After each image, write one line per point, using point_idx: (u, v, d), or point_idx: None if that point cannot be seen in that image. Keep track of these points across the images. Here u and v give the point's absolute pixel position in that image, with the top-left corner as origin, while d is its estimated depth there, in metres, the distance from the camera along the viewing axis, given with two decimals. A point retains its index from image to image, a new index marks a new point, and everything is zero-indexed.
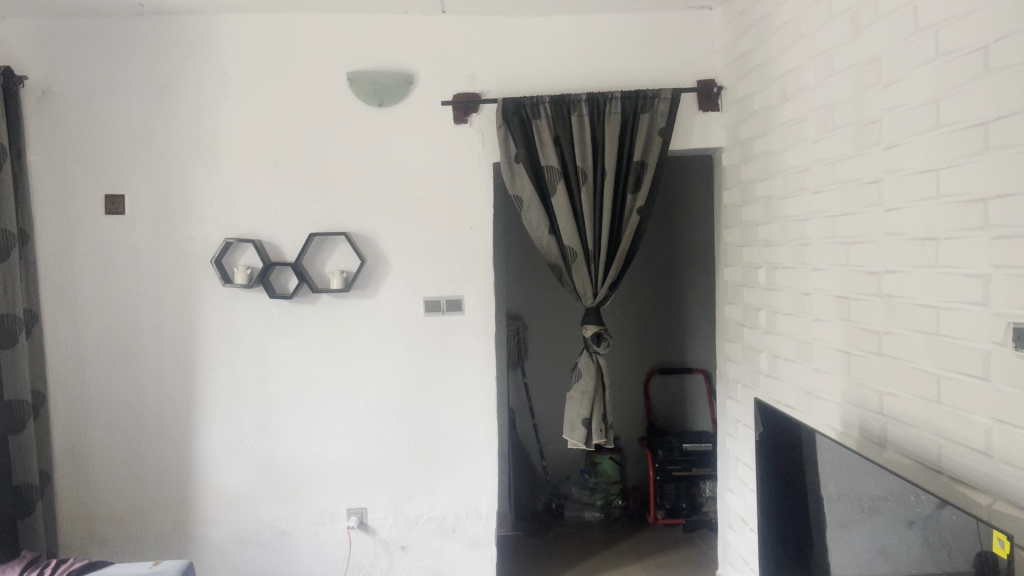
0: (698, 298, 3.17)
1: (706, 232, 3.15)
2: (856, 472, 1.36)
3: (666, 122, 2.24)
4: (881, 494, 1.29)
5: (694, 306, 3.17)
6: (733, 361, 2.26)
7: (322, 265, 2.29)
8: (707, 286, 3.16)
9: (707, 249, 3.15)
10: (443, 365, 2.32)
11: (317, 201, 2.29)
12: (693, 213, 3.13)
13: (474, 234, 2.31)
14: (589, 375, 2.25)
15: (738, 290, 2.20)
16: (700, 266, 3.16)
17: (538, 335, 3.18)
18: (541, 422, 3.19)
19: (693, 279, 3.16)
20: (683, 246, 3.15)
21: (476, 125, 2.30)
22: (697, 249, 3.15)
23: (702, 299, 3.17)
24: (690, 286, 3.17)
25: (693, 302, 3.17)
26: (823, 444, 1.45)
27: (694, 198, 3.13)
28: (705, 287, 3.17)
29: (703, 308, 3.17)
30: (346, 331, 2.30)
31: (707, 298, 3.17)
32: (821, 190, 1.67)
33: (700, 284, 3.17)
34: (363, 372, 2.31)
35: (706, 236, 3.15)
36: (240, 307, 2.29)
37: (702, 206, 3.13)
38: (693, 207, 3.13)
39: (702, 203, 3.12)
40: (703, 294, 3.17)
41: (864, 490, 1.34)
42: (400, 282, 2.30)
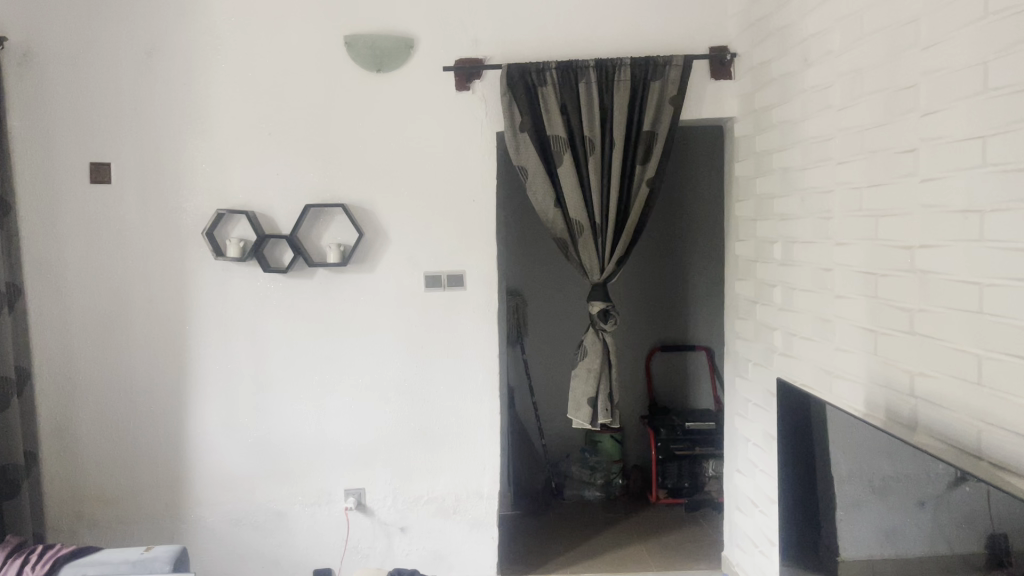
0: (702, 274, 3.10)
1: (711, 206, 3.07)
2: (884, 456, 1.29)
3: (677, 90, 2.15)
4: (912, 479, 1.22)
5: (698, 283, 3.10)
6: (744, 339, 2.19)
7: (318, 238, 2.20)
8: (711, 261, 3.10)
9: (712, 223, 3.07)
10: (444, 342, 2.24)
11: (313, 171, 2.19)
12: (698, 187, 3.06)
13: (477, 206, 2.23)
14: (595, 353, 2.18)
15: (751, 265, 2.13)
16: (704, 241, 3.09)
17: (539, 311, 3.10)
18: (540, 399, 3.13)
19: (697, 255, 3.09)
20: (687, 221, 3.08)
21: (479, 92, 2.21)
22: (702, 223, 3.08)
23: (706, 275, 3.10)
24: (694, 262, 3.09)
25: (696, 278, 3.10)
26: (850, 427, 1.38)
27: (700, 171, 3.05)
28: (709, 262, 3.10)
29: (706, 284, 3.10)
30: (344, 306, 2.22)
31: (711, 274, 3.10)
32: (847, 161, 1.60)
33: (704, 259, 3.09)
34: (361, 349, 2.23)
35: (711, 210, 3.07)
36: (233, 282, 2.20)
37: (708, 179, 3.05)
38: (698, 181, 3.05)
39: (707, 177, 3.05)
40: (707, 270, 3.10)
41: (894, 475, 1.27)
42: (400, 256, 2.22)
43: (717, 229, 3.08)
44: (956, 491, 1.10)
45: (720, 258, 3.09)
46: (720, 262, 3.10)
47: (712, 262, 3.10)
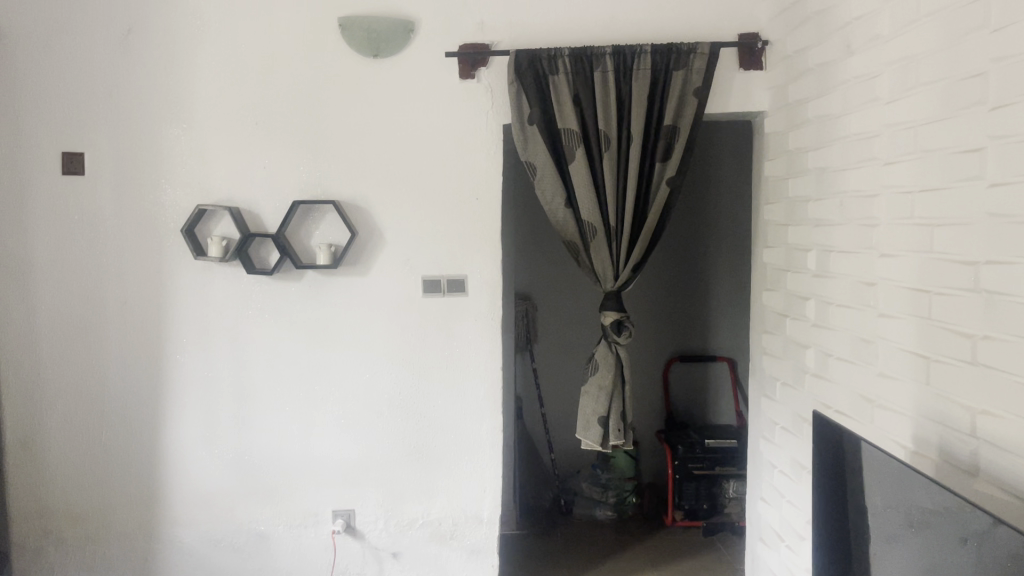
0: (725, 281, 2.89)
1: (736, 208, 2.87)
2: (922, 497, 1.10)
3: (703, 81, 1.96)
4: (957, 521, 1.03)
5: (721, 289, 2.90)
6: (772, 356, 1.99)
7: (307, 238, 2.02)
8: (735, 268, 2.89)
9: (736, 226, 2.87)
10: (443, 353, 2.06)
11: (304, 165, 2.02)
12: (723, 187, 2.86)
13: (480, 205, 2.04)
14: (607, 368, 1.99)
15: (780, 275, 1.93)
16: (728, 245, 2.89)
17: (550, 317, 2.92)
18: (550, 410, 2.94)
19: (720, 260, 2.89)
20: (710, 224, 2.88)
21: (484, 81, 2.02)
22: (726, 226, 2.88)
23: (730, 281, 2.89)
24: (716, 267, 2.89)
25: (719, 285, 2.90)
26: (884, 464, 1.20)
27: (724, 171, 2.85)
28: (733, 268, 2.89)
29: (729, 291, 2.90)
30: (335, 312, 2.05)
31: (735, 281, 2.90)
32: (894, 161, 1.40)
33: (728, 265, 2.89)
34: (351, 359, 2.06)
35: (737, 212, 2.87)
36: (215, 283, 2.03)
37: (734, 179, 2.85)
38: (722, 181, 2.85)
39: (732, 176, 2.85)
40: (731, 276, 2.89)
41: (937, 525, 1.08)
42: (396, 258, 2.04)
43: (742, 232, 2.88)
44: (1011, 560, 0.91)
45: (746, 263, 2.89)
46: (745, 268, 2.89)
47: (737, 268, 2.89)
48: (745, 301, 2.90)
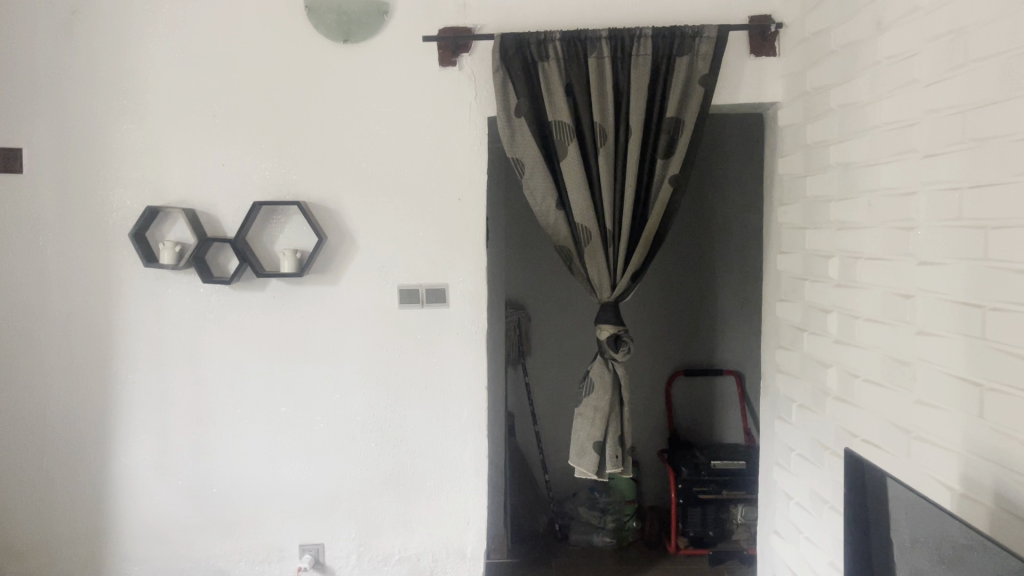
0: (733, 288, 2.69)
1: (744, 210, 2.67)
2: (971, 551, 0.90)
3: (709, 69, 1.75)
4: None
5: (727, 298, 2.70)
6: (788, 374, 1.79)
7: (271, 243, 1.83)
8: (743, 275, 2.69)
9: (744, 229, 2.67)
10: (422, 371, 1.86)
11: (268, 162, 1.83)
12: (730, 188, 2.66)
13: (463, 206, 1.84)
14: (603, 388, 1.78)
15: (798, 283, 1.73)
16: (735, 250, 2.68)
17: (544, 327, 2.72)
18: (544, 428, 2.74)
19: (727, 266, 2.69)
20: (716, 228, 2.68)
21: (466, 69, 1.82)
22: (733, 230, 2.68)
23: (737, 289, 2.69)
24: (722, 274, 2.69)
25: (726, 293, 2.70)
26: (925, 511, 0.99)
27: (731, 171, 2.65)
28: (741, 275, 2.69)
29: (737, 300, 2.70)
30: (302, 326, 1.85)
31: (743, 289, 2.69)
32: (936, 153, 1.20)
33: (735, 271, 2.69)
34: (320, 378, 1.86)
35: (745, 215, 2.67)
36: (168, 294, 1.83)
37: (742, 178, 2.65)
38: (729, 181, 2.65)
39: (739, 177, 2.65)
40: (739, 284, 2.69)
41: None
42: (370, 266, 1.84)
43: (750, 236, 2.68)
44: None
45: (755, 270, 2.69)
46: (754, 276, 2.69)
47: (745, 276, 2.69)
48: (754, 311, 2.70)
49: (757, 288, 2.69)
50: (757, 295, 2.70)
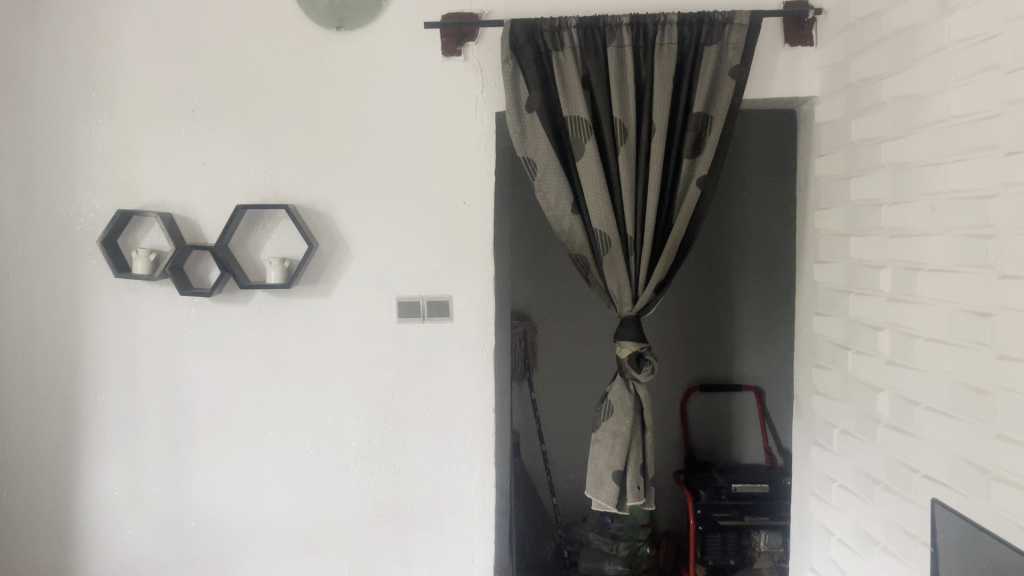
0: (754, 299, 2.52)
1: (766, 215, 2.49)
2: None
3: (741, 60, 1.59)
4: None
5: (747, 309, 2.53)
6: (827, 397, 1.62)
7: (255, 251, 1.66)
8: (765, 284, 2.52)
9: (766, 236, 2.50)
10: (422, 392, 1.69)
11: (253, 162, 1.66)
12: (750, 192, 2.49)
13: (468, 211, 1.67)
14: (623, 412, 1.61)
15: (839, 296, 1.56)
16: (756, 257, 2.51)
17: (550, 339, 2.55)
18: (551, 446, 2.57)
19: (748, 276, 2.52)
20: (736, 235, 2.50)
21: (472, 59, 1.65)
22: (754, 236, 2.50)
23: (758, 300, 2.52)
24: (742, 283, 2.52)
25: (746, 304, 2.53)
26: None
27: (753, 174, 2.48)
28: (763, 285, 2.52)
29: (757, 311, 2.53)
30: (290, 343, 1.68)
31: (764, 300, 2.52)
32: (1019, 150, 1.04)
33: (756, 281, 2.52)
34: (309, 401, 1.69)
35: (766, 220, 2.50)
36: (142, 307, 1.68)
37: (765, 181, 2.48)
38: (750, 184, 2.48)
39: (761, 179, 2.48)
40: (760, 295, 2.52)
41: None
42: (365, 276, 1.68)
43: (772, 243, 2.50)
44: None
45: (777, 280, 2.52)
46: (776, 286, 2.52)
47: (767, 286, 2.52)
48: (776, 323, 2.53)
49: (779, 299, 2.52)
50: (780, 306, 2.52)
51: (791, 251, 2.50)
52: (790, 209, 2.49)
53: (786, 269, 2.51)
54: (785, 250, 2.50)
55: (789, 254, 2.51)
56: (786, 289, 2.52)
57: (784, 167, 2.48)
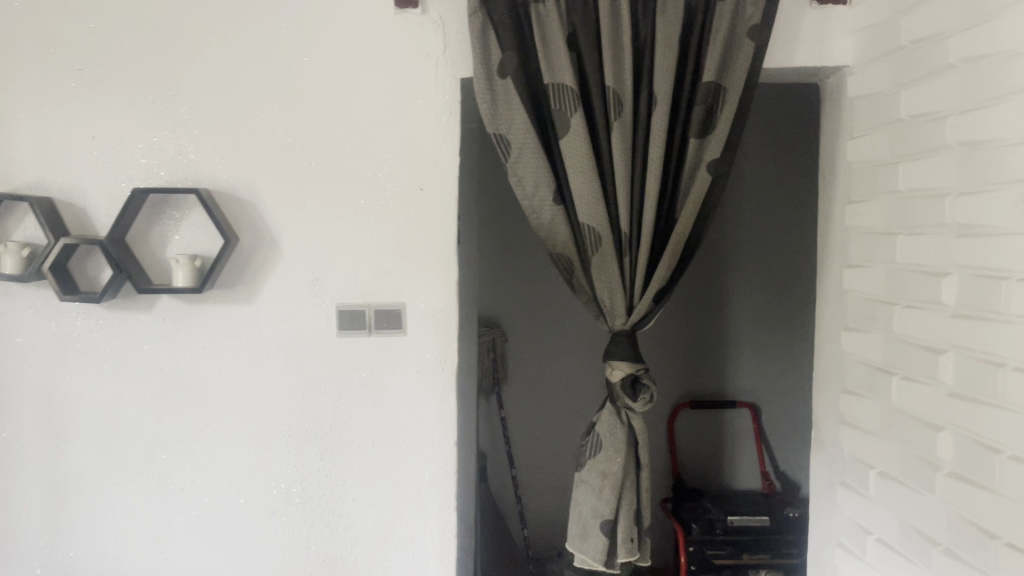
0: (751, 306, 2.24)
1: (767, 212, 2.22)
2: None
3: (761, 18, 1.30)
4: None
5: (744, 316, 2.25)
6: (859, 430, 1.34)
7: (159, 248, 1.33)
8: (765, 290, 2.24)
9: (766, 234, 2.23)
10: (367, 423, 1.38)
11: (158, 136, 1.33)
12: (749, 185, 2.21)
13: (426, 200, 1.36)
14: (614, 448, 1.32)
15: (879, 308, 1.28)
16: (754, 259, 2.23)
17: (522, 349, 2.26)
18: (521, 470, 2.28)
19: (745, 280, 2.24)
20: (733, 233, 2.23)
21: (432, 13, 1.34)
22: (753, 235, 2.23)
23: (756, 307, 2.25)
24: (739, 287, 2.24)
25: (743, 312, 2.25)
26: None
27: (752, 165, 2.21)
28: (762, 291, 2.24)
29: (755, 319, 2.25)
30: (204, 361, 1.36)
31: (764, 308, 2.25)
32: None
33: (754, 285, 2.24)
34: (227, 433, 1.37)
35: (766, 217, 2.22)
36: (17, 316, 1.35)
37: (765, 174, 2.21)
38: (749, 177, 2.21)
39: (761, 171, 2.21)
40: (759, 301, 2.24)
41: None
42: (299, 279, 1.36)
43: (773, 243, 2.23)
44: None
45: (779, 286, 2.24)
46: (777, 293, 2.24)
47: (767, 292, 2.24)
48: (776, 334, 2.26)
49: (780, 307, 2.25)
50: (781, 314, 2.25)
51: (794, 253, 2.24)
52: (793, 206, 2.22)
53: (788, 272, 2.24)
54: (787, 252, 2.23)
55: (791, 256, 2.24)
56: (788, 296, 2.24)
57: (786, 159, 2.21)
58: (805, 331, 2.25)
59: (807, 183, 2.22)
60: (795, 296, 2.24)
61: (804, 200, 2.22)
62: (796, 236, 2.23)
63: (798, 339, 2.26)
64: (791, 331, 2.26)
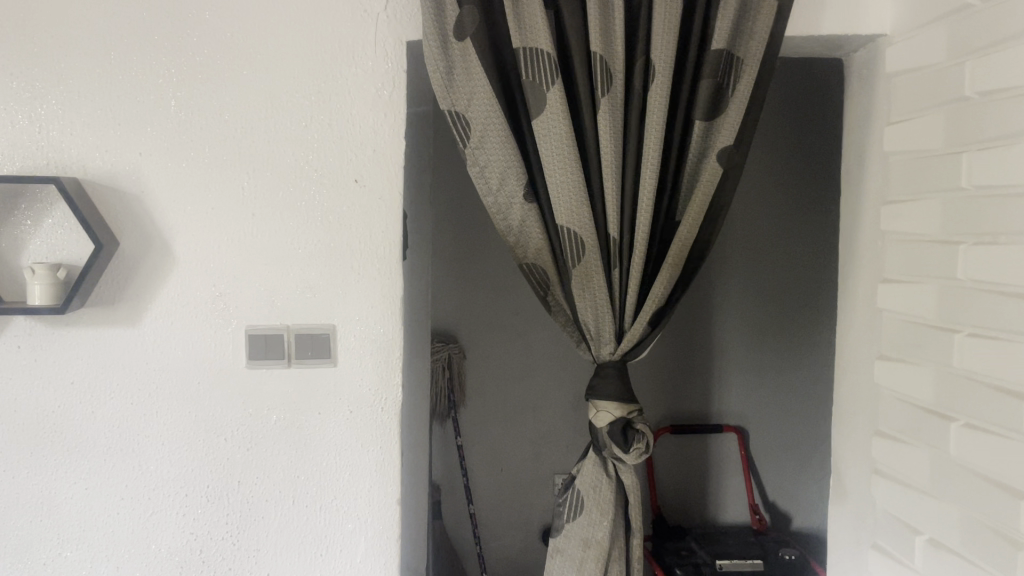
0: (742, 319, 1.99)
1: (763, 214, 1.97)
2: None
3: None
4: None
5: (734, 330, 1.99)
6: (899, 482, 1.09)
7: (8, 253, 1.02)
8: (759, 302, 1.99)
9: (763, 239, 1.98)
10: (287, 476, 1.09)
11: (10, 109, 1.03)
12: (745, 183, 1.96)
13: (362, 195, 1.08)
14: (598, 509, 1.05)
15: (927, 334, 1.03)
16: (749, 266, 1.98)
17: (482, 367, 1.98)
18: (481, 503, 2.00)
19: (738, 290, 1.98)
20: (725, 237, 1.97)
21: None
22: (748, 239, 1.98)
23: (747, 320, 1.99)
24: (730, 297, 1.99)
25: (733, 325, 1.99)
26: None
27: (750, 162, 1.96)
28: (754, 302, 1.99)
29: (747, 334, 2.00)
30: (74, 400, 1.06)
31: (755, 321, 2.00)
32: None
33: (747, 296, 1.99)
34: (102, 492, 1.07)
35: (763, 219, 1.98)
36: None
37: (765, 171, 1.97)
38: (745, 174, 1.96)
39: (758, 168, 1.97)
40: (751, 314, 1.99)
41: None
42: (198, 295, 1.07)
43: (770, 248, 1.99)
44: None
45: (777, 298, 1.99)
46: (771, 305, 1.99)
47: (761, 303, 1.99)
48: (770, 351, 2.01)
49: (773, 320, 2.00)
50: (776, 329, 2.00)
51: (796, 263, 1.99)
52: (796, 210, 1.98)
53: (788, 283, 1.99)
54: (787, 261, 1.99)
55: (793, 265, 1.99)
56: (785, 309, 2.00)
57: (789, 156, 1.97)
58: (805, 350, 2.01)
59: (813, 184, 1.98)
60: (793, 310, 2.00)
61: (809, 202, 1.98)
62: (797, 242, 1.99)
63: (796, 357, 2.01)
64: (788, 348, 2.01)
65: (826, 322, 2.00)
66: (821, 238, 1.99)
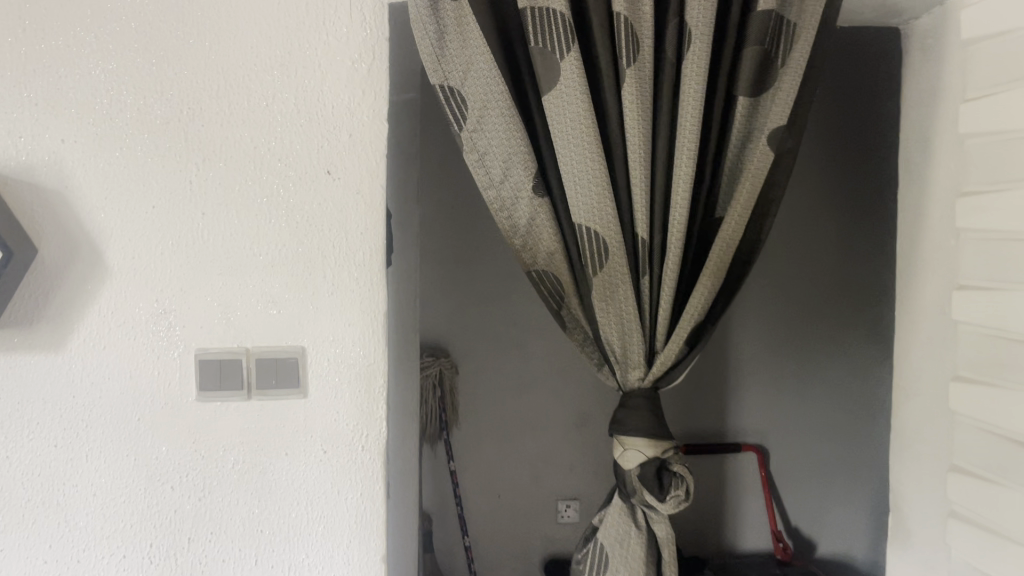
0: (767, 329, 1.81)
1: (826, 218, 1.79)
2: None
3: None
4: None
5: (770, 343, 1.82)
6: (980, 527, 0.91)
7: None
8: (805, 315, 1.81)
9: (823, 246, 1.80)
10: (248, 532, 0.90)
11: None
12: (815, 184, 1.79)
13: (336, 190, 0.89)
14: (625, 567, 0.86)
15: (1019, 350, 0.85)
16: (804, 275, 1.80)
17: (477, 383, 1.79)
18: (476, 534, 1.81)
19: (783, 301, 1.81)
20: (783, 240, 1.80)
21: None
22: (806, 245, 1.80)
23: (788, 333, 1.82)
24: (778, 309, 1.81)
25: (758, 336, 1.81)
26: None
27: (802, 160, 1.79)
28: (793, 313, 1.81)
29: (790, 349, 1.82)
30: None
31: (782, 330, 1.82)
32: None
33: (792, 308, 1.81)
34: (18, 556, 0.87)
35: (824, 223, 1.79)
36: None
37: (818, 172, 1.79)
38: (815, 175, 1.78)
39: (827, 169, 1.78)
40: (788, 326, 1.81)
41: None
42: (139, 313, 0.87)
43: (829, 257, 1.80)
44: None
45: (816, 308, 1.81)
46: (816, 317, 1.81)
47: (800, 315, 1.81)
48: (799, 364, 1.82)
49: (806, 331, 1.81)
50: (807, 343, 1.82)
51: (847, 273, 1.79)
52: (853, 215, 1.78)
53: (831, 293, 1.81)
54: (833, 269, 1.80)
55: (846, 278, 1.80)
56: (836, 327, 1.81)
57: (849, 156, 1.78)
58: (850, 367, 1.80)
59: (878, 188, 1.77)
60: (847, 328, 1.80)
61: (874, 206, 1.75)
62: (846, 250, 1.80)
63: (835, 372, 1.81)
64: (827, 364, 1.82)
65: (879, 342, 1.79)
66: (878, 249, 1.80)
